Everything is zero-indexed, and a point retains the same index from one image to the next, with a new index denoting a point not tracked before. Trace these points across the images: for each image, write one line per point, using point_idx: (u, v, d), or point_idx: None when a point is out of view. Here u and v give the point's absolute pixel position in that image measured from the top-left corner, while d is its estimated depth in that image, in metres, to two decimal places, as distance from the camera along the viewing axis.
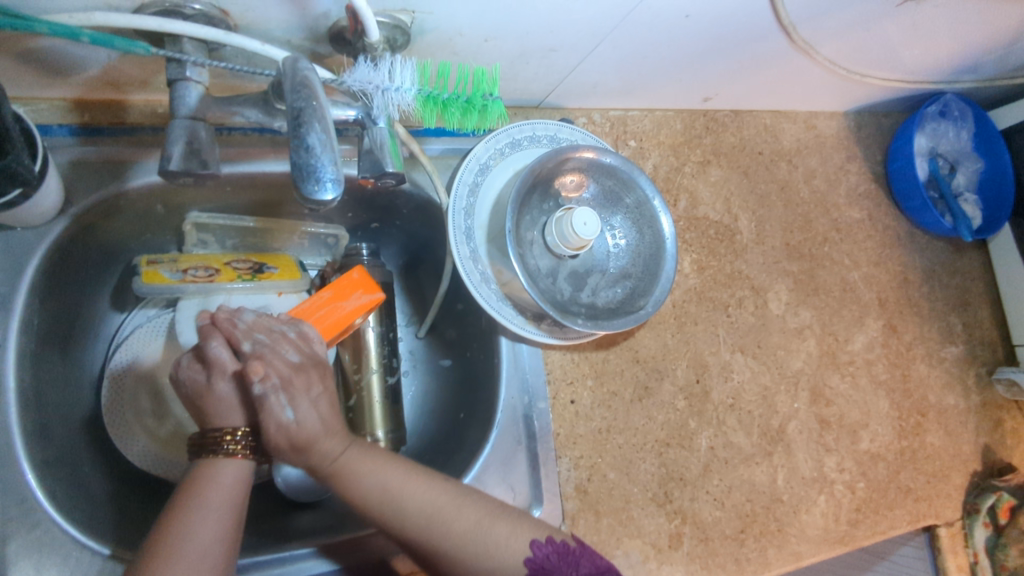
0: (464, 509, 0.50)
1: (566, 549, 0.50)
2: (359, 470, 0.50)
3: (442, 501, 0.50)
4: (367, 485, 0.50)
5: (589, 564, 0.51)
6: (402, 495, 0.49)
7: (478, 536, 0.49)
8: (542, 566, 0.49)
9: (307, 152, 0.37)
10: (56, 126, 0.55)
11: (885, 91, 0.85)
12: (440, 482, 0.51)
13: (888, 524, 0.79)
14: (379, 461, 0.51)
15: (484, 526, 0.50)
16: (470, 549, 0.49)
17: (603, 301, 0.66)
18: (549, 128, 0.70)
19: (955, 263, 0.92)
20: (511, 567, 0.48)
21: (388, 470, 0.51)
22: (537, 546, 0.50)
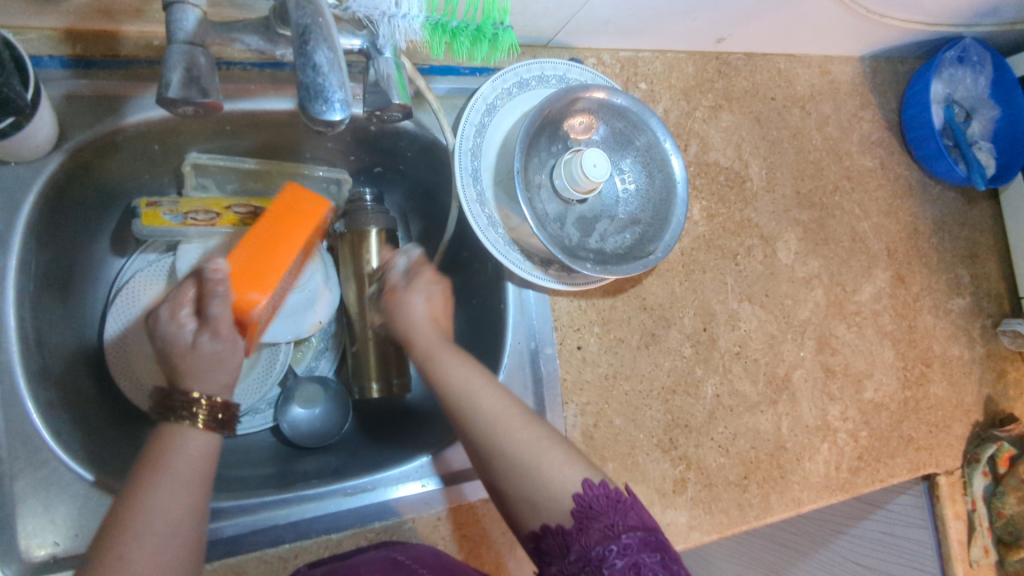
0: (527, 427, 0.50)
1: (617, 496, 0.47)
2: (455, 367, 0.53)
3: (506, 415, 0.50)
4: (453, 379, 0.52)
5: (638, 518, 0.47)
6: (477, 402, 0.51)
7: (526, 457, 0.48)
8: (588, 506, 0.46)
9: (314, 70, 0.35)
10: (46, 57, 0.53)
11: (903, 34, 0.82)
12: (513, 402, 0.52)
13: (889, 472, 0.79)
14: (467, 361, 0.54)
15: (537, 446, 0.49)
16: (520, 462, 0.48)
17: (612, 247, 0.65)
18: (558, 67, 0.67)
19: (966, 214, 0.90)
20: (557, 500, 0.47)
21: (474, 371, 0.53)
22: (587, 486, 0.47)
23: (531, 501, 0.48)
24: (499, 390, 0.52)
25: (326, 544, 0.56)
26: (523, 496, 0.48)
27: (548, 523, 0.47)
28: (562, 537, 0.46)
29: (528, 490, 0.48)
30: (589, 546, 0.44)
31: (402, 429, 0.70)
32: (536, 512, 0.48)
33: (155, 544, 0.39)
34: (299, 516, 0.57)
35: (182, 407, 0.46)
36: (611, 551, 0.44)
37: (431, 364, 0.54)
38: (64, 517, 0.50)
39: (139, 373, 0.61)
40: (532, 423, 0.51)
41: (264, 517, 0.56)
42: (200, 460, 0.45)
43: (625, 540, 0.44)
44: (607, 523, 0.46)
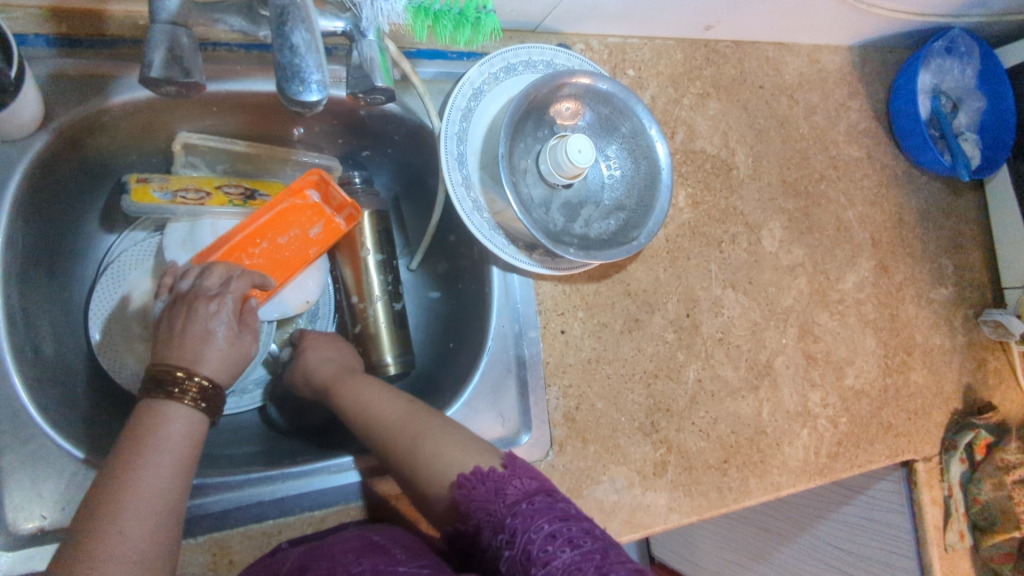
0: (434, 418, 0.54)
1: (500, 474, 0.46)
2: (367, 397, 0.57)
3: (414, 425, 0.53)
4: (355, 406, 0.57)
5: (529, 485, 0.46)
6: (375, 414, 0.55)
7: (432, 459, 0.50)
8: (470, 499, 0.46)
9: (292, 51, 0.36)
10: (33, 36, 0.53)
11: (892, 24, 0.83)
12: (407, 402, 0.55)
13: (868, 457, 0.81)
14: (352, 384, 0.59)
15: (437, 445, 0.51)
16: (429, 465, 0.50)
17: (596, 233, 0.66)
18: (545, 53, 0.68)
19: (951, 205, 0.91)
20: (443, 475, 0.49)
21: (370, 390, 0.58)
22: (467, 479, 0.46)
23: (434, 479, 0.49)
24: (406, 405, 0.55)
25: (310, 520, 0.58)
26: (432, 480, 0.50)
27: (463, 519, 0.48)
28: (479, 525, 0.46)
29: (431, 473, 0.50)
30: (488, 541, 0.44)
31: None
32: (453, 507, 0.49)
33: (138, 518, 0.39)
34: (283, 493, 0.57)
35: (173, 384, 0.46)
36: (510, 531, 0.43)
37: (337, 399, 0.59)
38: (51, 490, 0.51)
39: (127, 351, 0.62)
40: (439, 426, 0.53)
41: (248, 493, 0.56)
42: (185, 440, 0.44)
43: (509, 526, 0.43)
44: (505, 500, 0.45)
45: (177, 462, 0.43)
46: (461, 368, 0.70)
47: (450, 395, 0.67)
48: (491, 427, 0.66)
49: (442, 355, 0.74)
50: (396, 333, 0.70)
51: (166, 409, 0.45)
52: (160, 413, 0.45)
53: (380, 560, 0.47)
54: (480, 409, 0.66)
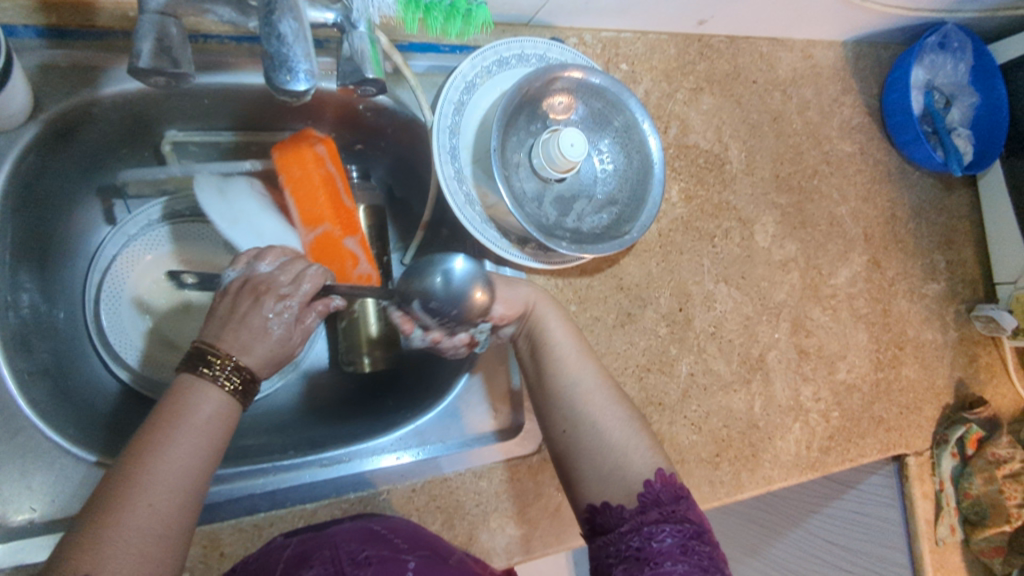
0: (617, 405, 0.58)
1: (676, 488, 0.54)
2: (554, 335, 0.60)
3: (598, 391, 0.58)
4: (554, 348, 0.60)
5: (694, 518, 0.53)
6: (571, 373, 0.59)
7: (613, 435, 0.56)
8: (654, 499, 0.53)
9: (279, 40, 0.36)
10: (21, 27, 0.52)
11: (885, 19, 0.83)
12: (606, 381, 0.60)
13: (859, 451, 0.81)
14: (568, 332, 0.61)
15: (620, 430, 0.57)
16: (602, 439, 0.56)
17: (588, 227, 0.66)
18: (538, 46, 0.68)
19: (943, 200, 0.92)
20: (626, 474, 0.55)
21: (571, 343, 0.60)
22: (649, 484, 0.53)
23: (601, 474, 0.55)
24: (590, 369, 0.60)
25: (302, 513, 0.57)
26: (596, 470, 0.55)
27: (607, 500, 0.54)
28: (617, 513, 0.53)
29: (597, 463, 0.55)
30: (642, 523, 0.51)
31: (380, 405, 0.71)
32: (603, 486, 0.55)
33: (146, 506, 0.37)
34: (275, 486, 0.57)
35: (212, 363, 0.44)
36: (661, 530, 0.50)
37: (541, 329, 0.60)
38: (41, 483, 0.51)
39: None
40: (614, 408, 0.58)
41: (240, 486, 0.56)
42: (216, 426, 0.43)
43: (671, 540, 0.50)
44: (666, 510, 0.52)
45: (197, 443, 0.41)
46: (454, 362, 0.70)
47: (443, 387, 0.68)
48: (482, 421, 0.66)
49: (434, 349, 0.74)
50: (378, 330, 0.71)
51: (200, 391, 0.43)
52: (192, 392, 0.43)
53: (384, 548, 0.49)
54: (472, 403, 0.66)
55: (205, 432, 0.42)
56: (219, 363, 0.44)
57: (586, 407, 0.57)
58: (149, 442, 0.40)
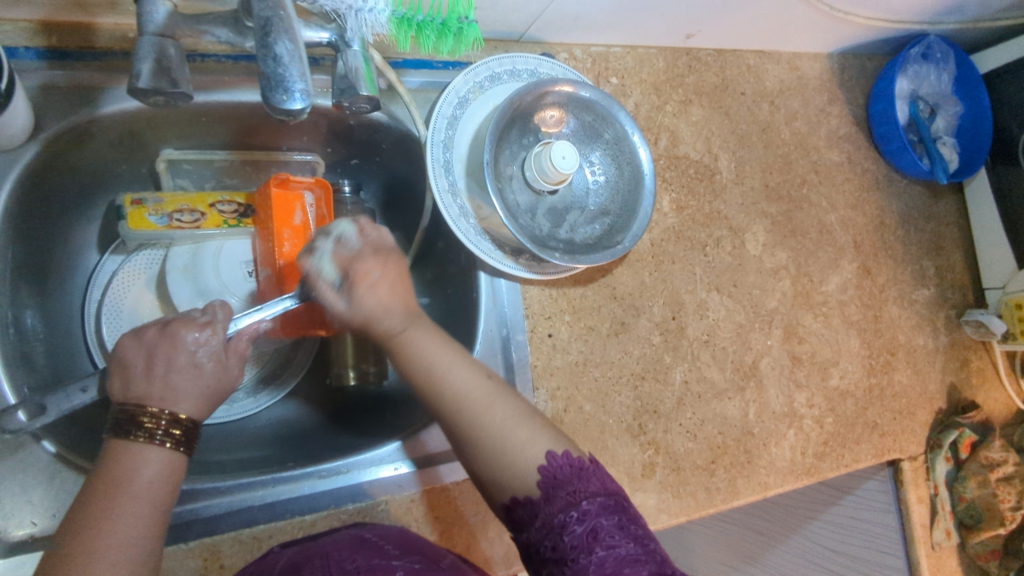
0: (510, 401, 0.51)
1: (580, 464, 0.48)
2: (413, 341, 0.52)
3: (477, 391, 0.50)
4: (420, 364, 0.51)
5: (600, 484, 0.47)
6: (444, 383, 0.50)
7: (505, 432, 0.49)
8: (554, 478, 0.47)
9: (275, 61, 0.37)
10: (22, 49, 0.54)
11: (868, 31, 0.85)
12: (488, 377, 0.52)
13: (854, 457, 0.82)
14: (434, 340, 0.52)
15: (509, 425, 0.49)
16: (493, 439, 0.48)
17: (581, 237, 0.67)
18: (529, 62, 0.69)
19: (931, 207, 0.93)
20: (526, 473, 0.47)
21: (440, 351, 0.52)
22: (551, 457, 0.48)
23: (504, 472, 0.48)
24: (465, 363, 0.52)
25: (301, 525, 0.58)
26: (500, 475, 0.48)
27: (516, 492, 0.47)
28: (532, 507, 0.46)
29: (503, 463, 0.48)
30: (551, 514, 0.45)
31: (378, 416, 0.72)
32: (505, 480, 0.48)
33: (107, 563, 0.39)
34: (274, 498, 0.58)
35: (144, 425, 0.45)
36: (573, 518, 0.44)
37: (402, 344, 0.52)
38: (41, 497, 0.51)
39: None
40: (498, 401, 0.50)
41: (240, 498, 0.57)
42: (162, 483, 0.44)
43: (585, 506, 0.45)
44: (572, 490, 0.46)
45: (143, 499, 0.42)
46: None
47: None
48: None
49: None
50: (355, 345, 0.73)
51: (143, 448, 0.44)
52: (131, 458, 0.44)
53: (374, 555, 0.49)
54: None
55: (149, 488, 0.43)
56: (151, 427, 0.45)
57: (466, 409, 0.49)
58: (102, 502, 0.41)
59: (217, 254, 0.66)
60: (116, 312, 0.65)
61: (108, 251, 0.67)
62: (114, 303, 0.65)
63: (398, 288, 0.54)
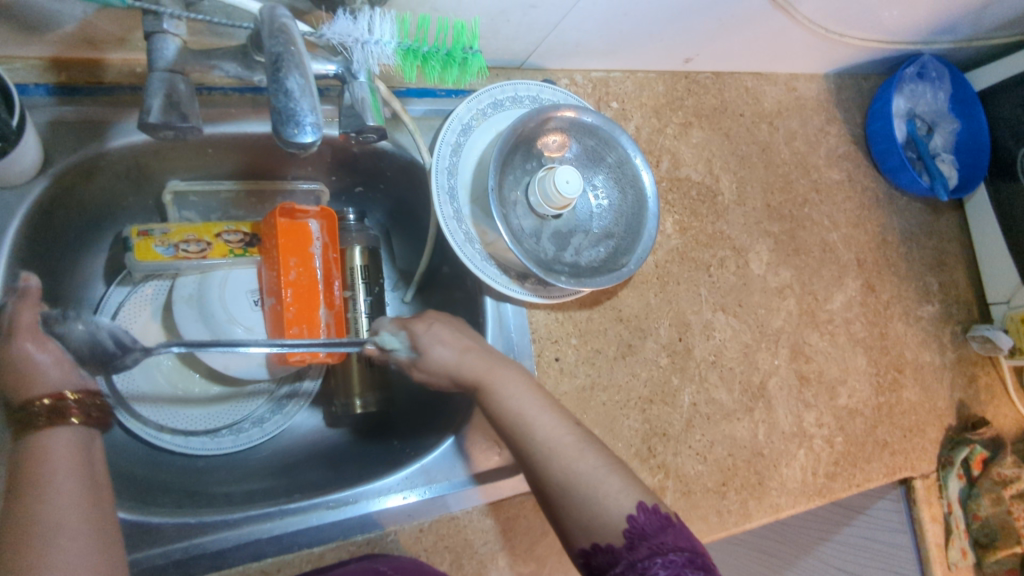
0: (587, 455, 0.52)
1: (666, 520, 0.50)
2: (507, 387, 0.55)
3: (564, 442, 0.53)
4: (508, 410, 0.54)
5: (686, 541, 0.50)
6: (534, 432, 0.53)
7: (591, 481, 0.51)
8: (641, 530, 0.49)
9: (286, 96, 0.37)
10: (32, 85, 0.54)
11: (863, 52, 0.86)
12: (574, 429, 0.54)
13: (865, 476, 0.81)
14: (524, 388, 0.55)
15: (599, 474, 0.52)
16: (580, 490, 0.51)
17: (586, 260, 0.67)
18: (530, 88, 0.70)
19: (932, 224, 0.93)
20: (609, 520, 0.50)
21: (530, 398, 0.55)
22: (641, 509, 0.50)
23: (584, 523, 0.50)
24: (555, 413, 0.55)
25: (309, 557, 0.58)
26: (578, 522, 0.51)
27: (598, 540, 0.50)
28: (612, 554, 0.49)
29: (583, 516, 0.50)
30: (635, 558, 0.48)
31: (384, 444, 0.71)
32: (590, 531, 0.50)
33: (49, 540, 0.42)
34: (281, 530, 0.57)
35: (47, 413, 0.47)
36: (656, 565, 0.47)
37: (495, 387, 0.55)
38: None
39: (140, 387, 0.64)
40: (590, 449, 0.53)
41: (247, 531, 0.56)
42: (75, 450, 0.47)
43: (671, 556, 0.48)
44: (656, 542, 0.48)
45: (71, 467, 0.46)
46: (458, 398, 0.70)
47: (449, 425, 0.67)
48: (488, 457, 0.65)
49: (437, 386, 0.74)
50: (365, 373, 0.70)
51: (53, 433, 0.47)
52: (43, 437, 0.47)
53: None
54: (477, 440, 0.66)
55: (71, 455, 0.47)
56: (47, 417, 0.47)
57: (555, 463, 0.52)
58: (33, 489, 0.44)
59: (223, 284, 0.66)
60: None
61: (115, 283, 0.67)
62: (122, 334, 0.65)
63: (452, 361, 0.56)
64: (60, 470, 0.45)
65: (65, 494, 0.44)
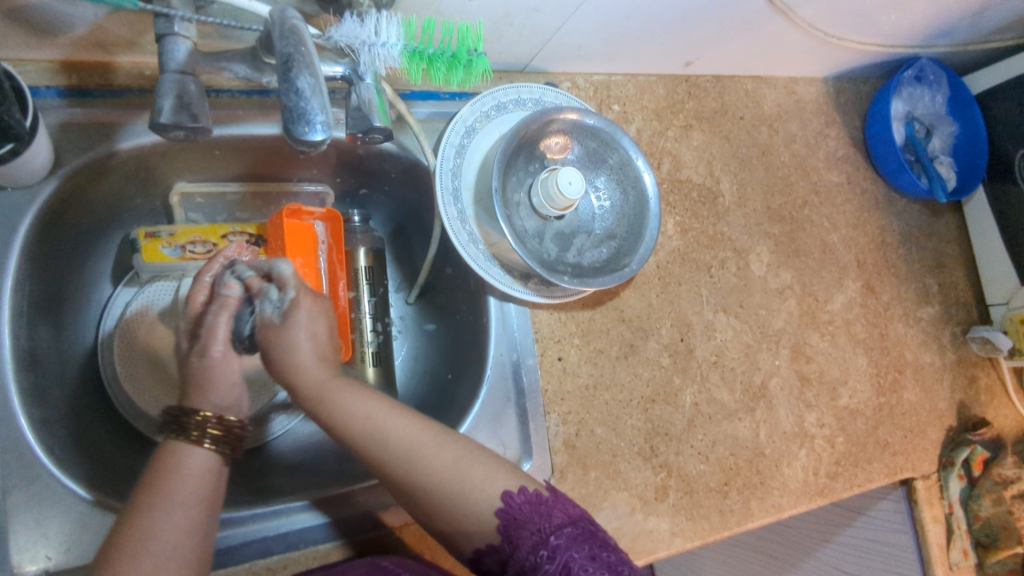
0: (447, 451, 0.49)
1: (539, 499, 0.48)
2: (343, 396, 0.49)
3: (421, 443, 0.48)
4: (357, 421, 0.49)
5: (564, 515, 0.48)
6: (386, 439, 0.48)
7: (459, 481, 0.48)
8: (515, 519, 0.47)
9: (297, 95, 0.38)
10: (44, 87, 0.55)
11: (862, 56, 0.87)
12: (425, 423, 0.50)
13: (866, 476, 0.81)
14: (364, 393, 0.50)
15: (463, 468, 0.48)
16: (448, 494, 0.48)
17: (589, 261, 0.68)
18: (533, 91, 0.71)
19: (931, 226, 0.94)
20: (482, 519, 0.47)
21: (378, 403, 0.50)
22: (509, 497, 0.48)
23: (463, 529, 0.48)
24: (401, 414, 0.50)
25: (316, 554, 0.58)
26: (458, 525, 0.48)
27: (478, 544, 0.48)
28: (499, 553, 0.47)
29: (459, 521, 0.48)
30: (521, 558, 0.46)
31: None
32: (469, 534, 0.48)
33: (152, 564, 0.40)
34: (288, 527, 0.58)
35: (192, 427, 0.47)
36: (543, 557, 0.45)
37: (328, 402, 0.49)
38: (57, 530, 0.51)
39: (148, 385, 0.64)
40: (448, 445, 0.49)
41: (254, 528, 0.56)
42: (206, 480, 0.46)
43: (553, 542, 0.46)
44: (535, 529, 0.46)
45: (197, 488, 0.45)
46: (461, 397, 0.71)
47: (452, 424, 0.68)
48: None
49: (441, 387, 0.75)
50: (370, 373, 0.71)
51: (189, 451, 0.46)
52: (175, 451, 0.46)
53: None
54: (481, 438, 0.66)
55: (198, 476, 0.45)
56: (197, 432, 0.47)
57: (419, 472, 0.48)
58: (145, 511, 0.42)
59: None
60: (130, 346, 0.65)
61: (122, 283, 0.68)
62: (128, 336, 0.65)
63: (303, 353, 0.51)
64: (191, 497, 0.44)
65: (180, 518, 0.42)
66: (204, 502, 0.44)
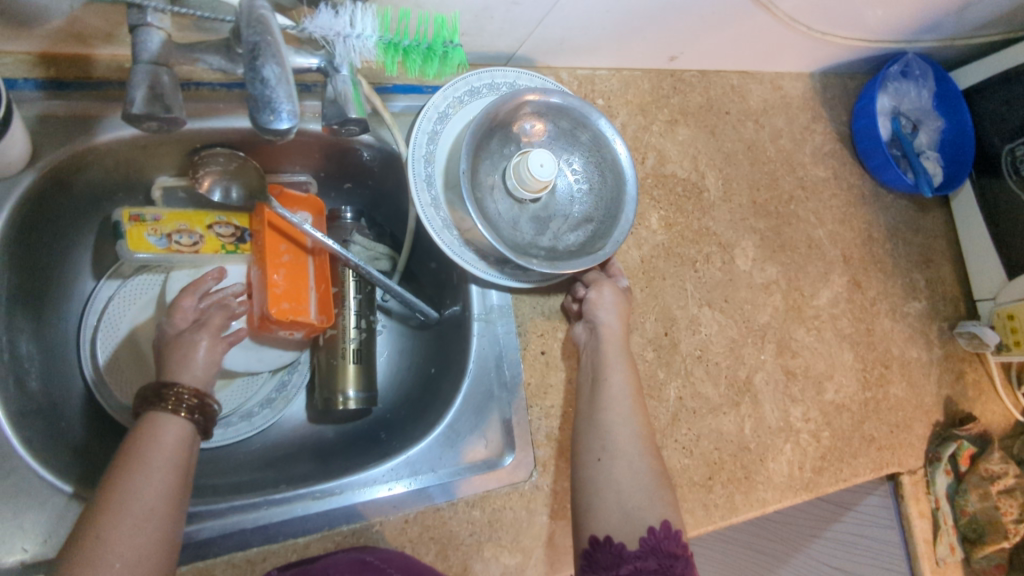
0: (643, 458, 0.60)
1: (671, 557, 0.54)
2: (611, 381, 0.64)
3: (630, 434, 0.61)
4: (608, 395, 0.63)
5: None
6: (611, 407, 0.63)
7: (631, 479, 0.58)
8: (651, 548, 0.54)
9: (262, 83, 0.38)
10: (21, 80, 0.55)
11: (848, 50, 0.87)
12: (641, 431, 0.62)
13: (852, 471, 0.81)
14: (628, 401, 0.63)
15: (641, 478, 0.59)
16: (616, 465, 0.59)
17: (564, 245, 0.67)
18: (507, 75, 0.70)
19: (919, 221, 0.94)
20: (635, 523, 0.55)
21: (623, 402, 0.63)
22: (652, 532, 0.55)
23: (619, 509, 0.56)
24: (635, 418, 0.62)
25: (295, 547, 0.58)
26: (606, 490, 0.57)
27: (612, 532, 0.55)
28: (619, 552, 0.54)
29: (617, 499, 0.57)
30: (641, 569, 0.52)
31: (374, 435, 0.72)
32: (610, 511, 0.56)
33: (132, 524, 0.43)
34: (267, 520, 0.57)
35: (168, 397, 0.51)
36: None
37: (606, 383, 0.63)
38: (33, 521, 0.51)
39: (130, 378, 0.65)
40: (644, 450, 0.61)
41: (233, 521, 0.56)
42: (182, 446, 0.49)
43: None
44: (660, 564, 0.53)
45: (175, 461, 0.48)
46: (444, 391, 0.70)
47: (435, 419, 0.68)
48: (474, 449, 0.66)
49: (424, 381, 0.75)
50: (364, 371, 0.70)
51: (166, 419, 0.50)
52: (156, 420, 0.50)
53: None
54: (462, 431, 0.66)
55: (175, 446, 0.49)
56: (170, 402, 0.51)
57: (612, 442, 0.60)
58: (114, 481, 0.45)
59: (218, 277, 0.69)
60: (114, 342, 0.66)
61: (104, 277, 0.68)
62: (113, 330, 0.66)
63: (611, 338, 0.66)
64: (167, 463, 0.47)
65: (152, 487, 0.45)
66: (177, 480, 0.47)
